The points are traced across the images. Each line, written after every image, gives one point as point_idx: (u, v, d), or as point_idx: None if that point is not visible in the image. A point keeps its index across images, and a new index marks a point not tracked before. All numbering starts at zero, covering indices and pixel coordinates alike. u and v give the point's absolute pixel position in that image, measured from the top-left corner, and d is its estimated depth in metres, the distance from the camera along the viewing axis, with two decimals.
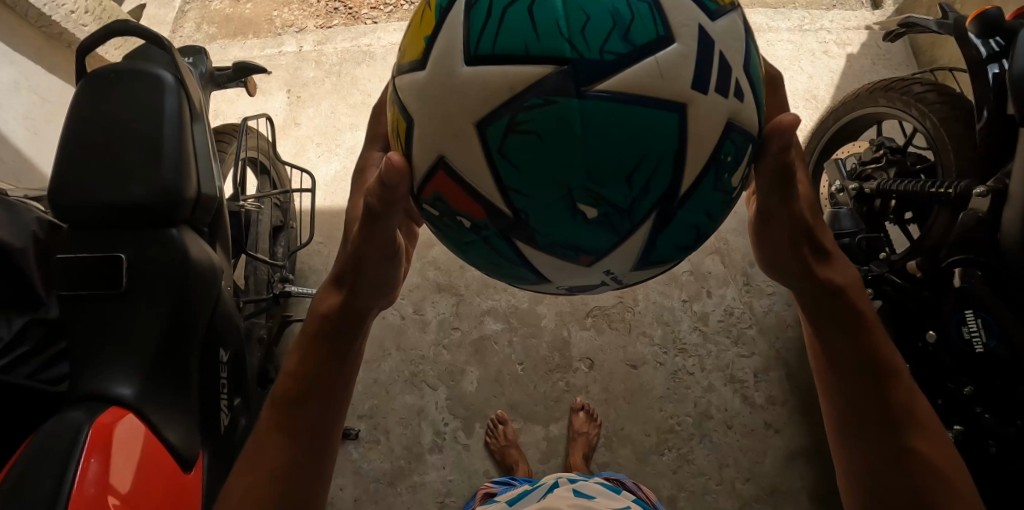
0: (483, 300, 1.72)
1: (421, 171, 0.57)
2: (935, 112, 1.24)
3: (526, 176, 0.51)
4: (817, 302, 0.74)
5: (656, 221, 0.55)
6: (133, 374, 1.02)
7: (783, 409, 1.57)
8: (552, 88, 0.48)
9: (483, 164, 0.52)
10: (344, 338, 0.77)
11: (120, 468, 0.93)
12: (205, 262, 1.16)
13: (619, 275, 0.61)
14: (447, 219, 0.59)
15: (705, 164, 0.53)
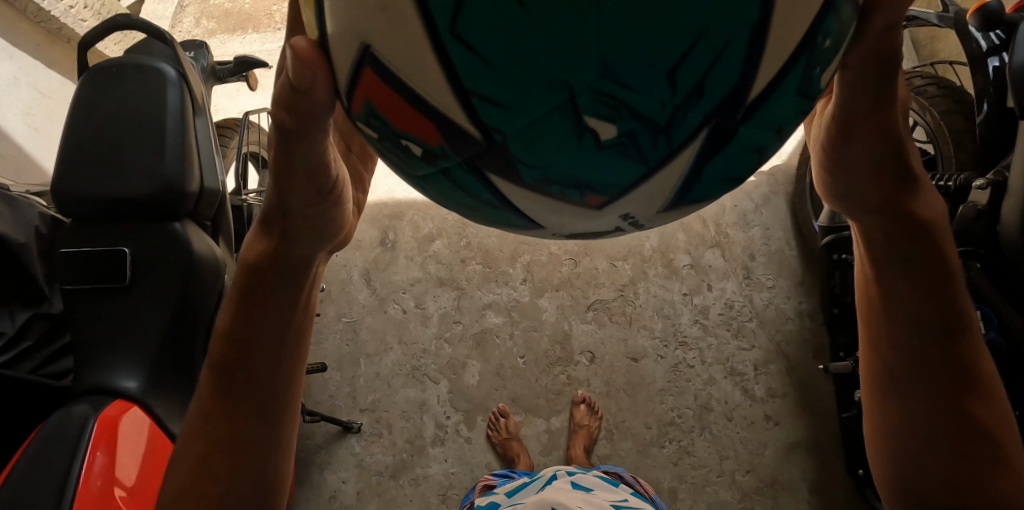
0: (484, 294, 1.71)
1: (340, 68, 0.35)
2: (936, 105, 1.25)
3: (493, 66, 0.28)
4: (888, 242, 0.60)
5: (710, 140, 0.32)
6: (138, 368, 1.05)
7: (782, 402, 1.58)
8: None
9: (426, 47, 0.29)
10: (279, 301, 0.60)
11: (124, 461, 0.96)
12: (210, 256, 1.15)
13: (640, 220, 0.38)
14: (387, 143, 0.36)
15: (795, 46, 0.30)
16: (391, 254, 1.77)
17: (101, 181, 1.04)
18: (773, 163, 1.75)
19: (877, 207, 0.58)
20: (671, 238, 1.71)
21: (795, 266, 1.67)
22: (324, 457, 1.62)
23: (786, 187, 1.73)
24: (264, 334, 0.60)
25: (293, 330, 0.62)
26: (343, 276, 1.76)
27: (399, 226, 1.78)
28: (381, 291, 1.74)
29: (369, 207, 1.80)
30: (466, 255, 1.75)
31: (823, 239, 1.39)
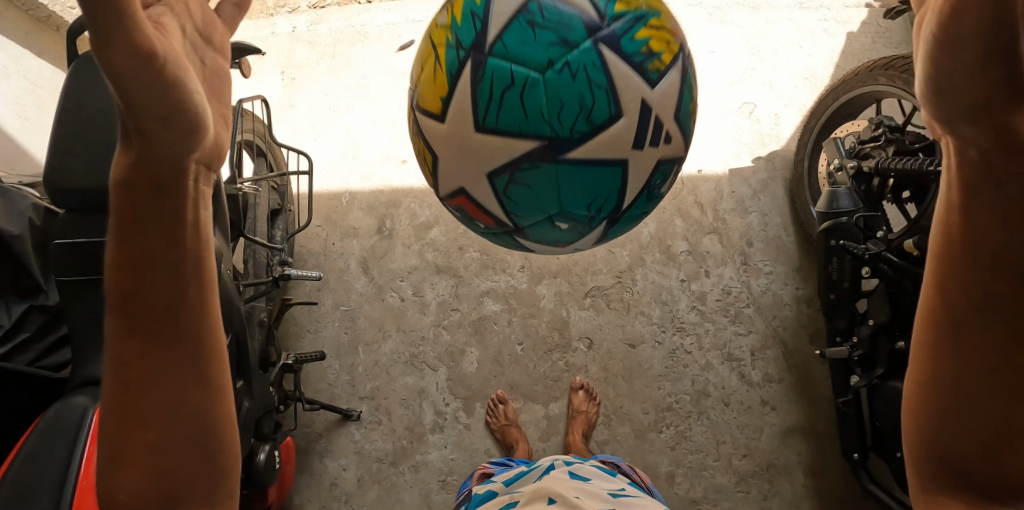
0: (482, 281, 1.71)
1: (447, 192, 0.77)
2: None
3: (520, 208, 0.72)
4: (983, 162, 0.56)
5: (606, 224, 0.76)
6: None
7: (779, 387, 1.59)
8: (537, 157, 0.67)
9: (493, 197, 0.72)
10: (158, 211, 0.60)
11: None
12: None
13: (582, 247, 0.82)
14: (466, 219, 0.80)
15: (641, 188, 0.73)
16: (389, 242, 1.76)
17: (97, 171, 1.03)
18: (770, 148, 1.74)
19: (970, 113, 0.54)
20: (669, 225, 1.70)
21: (792, 252, 1.67)
22: (324, 444, 1.64)
23: (784, 173, 1.72)
24: (157, 252, 0.60)
25: (187, 245, 0.62)
26: (340, 265, 1.76)
27: (396, 214, 1.77)
28: (379, 279, 1.74)
29: (366, 195, 1.80)
30: (463, 243, 1.74)
31: (821, 226, 1.38)
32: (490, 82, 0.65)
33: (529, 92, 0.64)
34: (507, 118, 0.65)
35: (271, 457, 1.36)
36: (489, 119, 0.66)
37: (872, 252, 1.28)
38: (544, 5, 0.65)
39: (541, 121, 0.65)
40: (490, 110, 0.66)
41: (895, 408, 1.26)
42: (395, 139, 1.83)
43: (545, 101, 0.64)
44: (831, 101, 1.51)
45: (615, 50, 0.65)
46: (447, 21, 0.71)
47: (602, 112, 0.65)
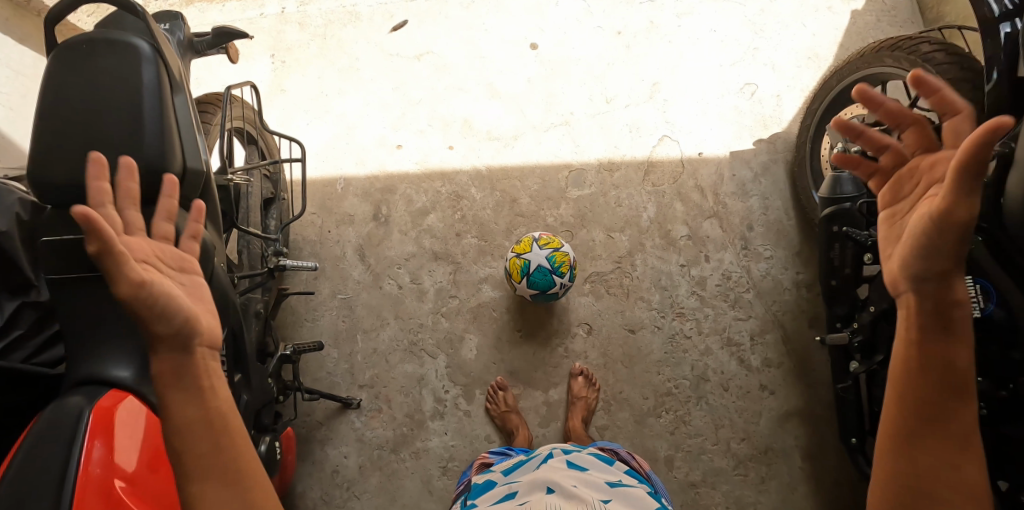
0: (480, 267, 1.69)
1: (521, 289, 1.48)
2: (943, 72, 1.21)
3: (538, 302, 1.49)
4: (922, 311, 0.63)
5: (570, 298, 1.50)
6: (131, 356, 1.03)
7: (778, 372, 1.60)
8: (540, 296, 1.45)
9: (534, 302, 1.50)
10: (190, 384, 0.70)
11: (123, 444, 0.95)
12: (198, 240, 1.11)
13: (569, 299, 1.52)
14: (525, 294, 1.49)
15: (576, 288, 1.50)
16: (385, 229, 1.74)
17: (77, 165, 0.99)
18: (772, 130, 1.71)
19: (937, 278, 0.61)
20: (668, 209, 1.68)
21: (792, 236, 1.65)
22: (325, 432, 1.64)
23: (786, 155, 1.70)
24: (188, 404, 0.69)
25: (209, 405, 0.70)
26: (336, 253, 1.74)
27: (392, 200, 1.75)
28: (376, 267, 1.72)
29: (360, 181, 1.77)
30: (461, 228, 1.72)
31: (822, 212, 1.37)
32: (528, 275, 1.44)
33: (539, 281, 1.43)
34: (533, 287, 1.45)
35: (271, 448, 1.36)
36: (531, 287, 1.45)
37: (875, 238, 1.27)
38: (538, 272, 1.42)
39: (544, 287, 1.44)
40: (531, 283, 1.44)
41: None
42: (389, 123, 1.80)
43: (542, 281, 1.44)
44: (835, 82, 1.49)
45: (554, 281, 1.43)
46: (517, 269, 1.44)
47: (550, 283, 1.43)
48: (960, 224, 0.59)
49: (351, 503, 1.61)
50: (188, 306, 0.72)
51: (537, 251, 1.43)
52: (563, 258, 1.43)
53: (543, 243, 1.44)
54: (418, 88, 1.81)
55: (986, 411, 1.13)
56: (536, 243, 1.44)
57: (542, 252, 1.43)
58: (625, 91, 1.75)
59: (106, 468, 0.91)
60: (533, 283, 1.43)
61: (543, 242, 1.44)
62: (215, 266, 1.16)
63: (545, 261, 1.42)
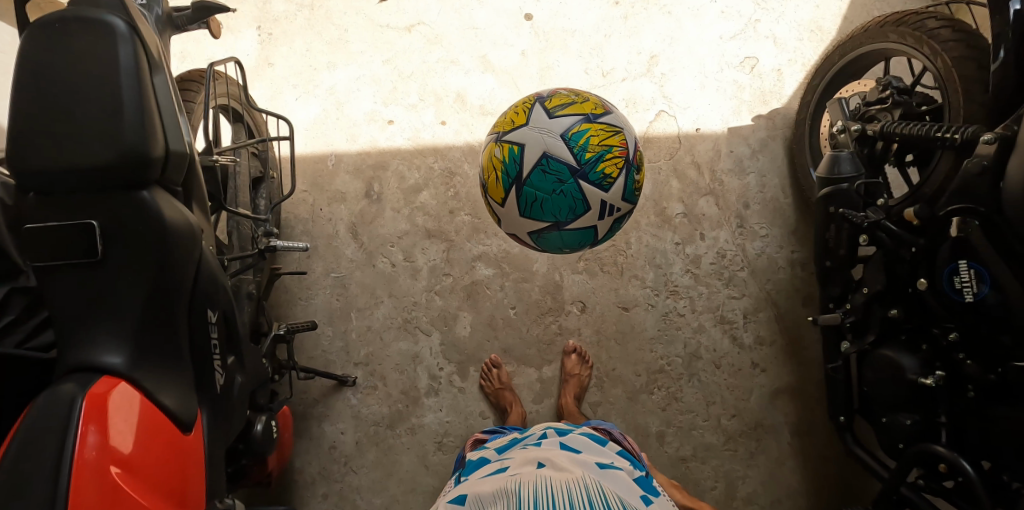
0: (474, 245, 1.67)
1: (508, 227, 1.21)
2: (947, 50, 1.19)
3: (548, 237, 1.17)
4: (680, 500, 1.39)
5: (603, 227, 1.17)
6: (122, 342, 1.01)
7: (769, 350, 1.61)
8: (555, 223, 1.13)
9: (535, 242, 1.20)
10: None
11: (120, 427, 0.95)
12: (182, 224, 1.09)
13: (600, 236, 1.20)
14: (534, 238, 1.19)
15: (616, 216, 1.17)
16: (377, 207, 1.72)
17: (58, 151, 0.96)
18: (772, 106, 1.67)
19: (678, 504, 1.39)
20: (664, 186, 1.66)
21: (788, 214, 1.64)
22: (322, 409, 1.67)
23: (784, 132, 1.67)
24: None
25: None
26: (329, 231, 1.72)
27: (384, 177, 1.72)
28: (369, 245, 1.70)
29: (352, 157, 1.74)
30: (454, 206, 1.70)
31: (819, 192, 1.35)
32: (530, 191, 1.11)
33: (549, 198, 1.10)
34: (541, 209, 1.12)
35: (268, 427, 1.38)
36: (532, 212, 1.13)
37: (871, 220, 1.26)
38: (551, 162, 1.08)
39: (558, 211, 1.11)
40: (533, 205, 1.12)
41: (884, 375, 1.28)
42: (380, 97, 1.75)
43: (554, 197, 1.09)
44: (836, 59, 1.46)
45: (579, 176, 1.08)
46: (509, 154, 1.12)
47: (573, 204, 1.10)
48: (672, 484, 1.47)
49: (350, 477, 1.65)
50: None
51: (551, 119, 1.11)
52: (596, 139, 1.09)
53: (561, 107, 1.12)
54: (410, 61, 1.76)
55: (973, 394, 1.16)
56: (543, 105, 1.13)
57: (558, 123, 1.10)
58: (622, 64, 1.71)
59: (103, 451, 0.91)
60: (543, 178, 1.09)
61: (562, 104, 1.13)
62: (203, 250, 1.16)
63: (564, 141, 1.08)
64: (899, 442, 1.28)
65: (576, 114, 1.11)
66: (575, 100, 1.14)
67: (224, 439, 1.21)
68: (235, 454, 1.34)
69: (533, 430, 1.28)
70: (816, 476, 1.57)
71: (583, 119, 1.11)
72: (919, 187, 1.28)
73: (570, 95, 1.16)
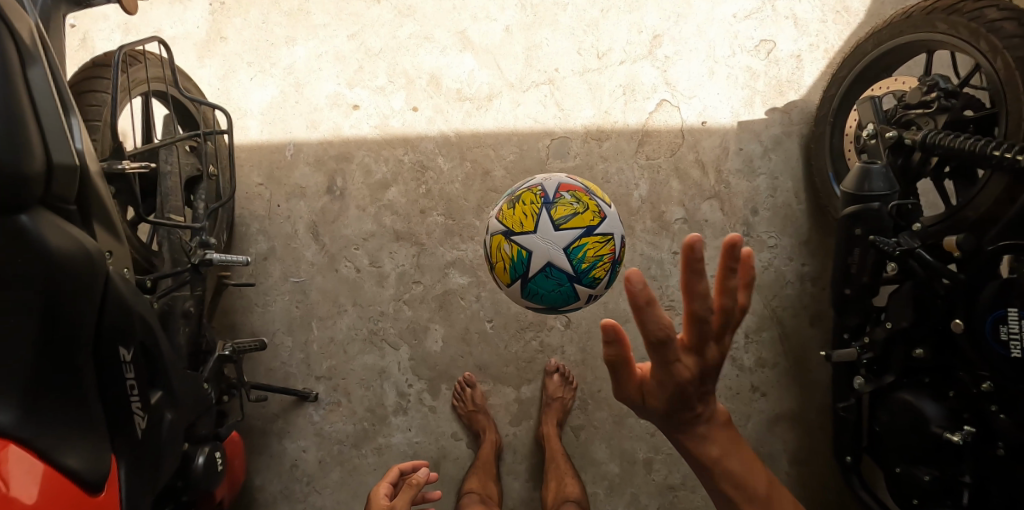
0: (447, 250, 1.50)
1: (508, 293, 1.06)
2: (1010, 48, 0.99)
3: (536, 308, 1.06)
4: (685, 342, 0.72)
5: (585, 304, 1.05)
6: (9, 397, 0.82)
7: (772, 373, 1.46)
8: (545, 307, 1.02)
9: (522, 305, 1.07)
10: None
11: (19, 477, 0.79)
12: (76, 251, 0.90)
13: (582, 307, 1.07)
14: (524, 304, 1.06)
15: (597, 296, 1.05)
16: (341, 204, 1.53)
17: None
18: (788, 97, 1.47)
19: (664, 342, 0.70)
20: (663, 187, 1.47)
21: (801, 222, 1.46)
22: (282, 425, 1.53)
23: (802, 128, 1.47)
24: None
25: None
26: (287, 231, 1.54)
27: (348, 170, 1.53)
28: (331, 248, 1.53)
29: (312, 147, 1.54)
30: (425, 205, 1.51)
31: (843, 209, 1.16)
32: (534, 283, 0.98)
33: (547, 292, 0.98)
34: (536, 295, 1.00)
35: (211, 459, 1.24)
36: (530, 295, 1.00)
37: (904, 248, 1.08)
38: (551, 268, 0.96)
39: (554, 300, 0.99)
40: (531, 293, 1.00)
41: (902, 421, 1.14)
42: (345, 78, 1.55)
43: (550, 290, 0.98)
44: (870, 48, 1.26)
45: (576, 289, 0.98)
46: (512, 255, 0.99)
47: (563, 298, 0.99)
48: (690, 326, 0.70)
49: (313, 498, 1.53)
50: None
51: (551, 235, 0.96)
52: (595, 252, 0.97)
53: (562, 221, 0.96)
54: (378, 36, 1.55)
55: (1003, 451, 1.02)
56: (544, 211, 0.97)
57: (559, 239, 0.96)
58: (620, 44, 1.49)
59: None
60: (541, 290, 0.98)
61: (565, 219, 0.97)
62: (110, 273, 0.97)
63: (565, 257, 0.96)
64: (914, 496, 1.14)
65: (572, 224, 0.97)
66: (578, 211, 0.98)
67: (149, 490, 1.06)
68: (173, 492, 1.20)
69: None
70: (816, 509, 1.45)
71: (582, 233, 0.97)
72: (958, 209, 1.11)
73: (572, 195, 0.99)
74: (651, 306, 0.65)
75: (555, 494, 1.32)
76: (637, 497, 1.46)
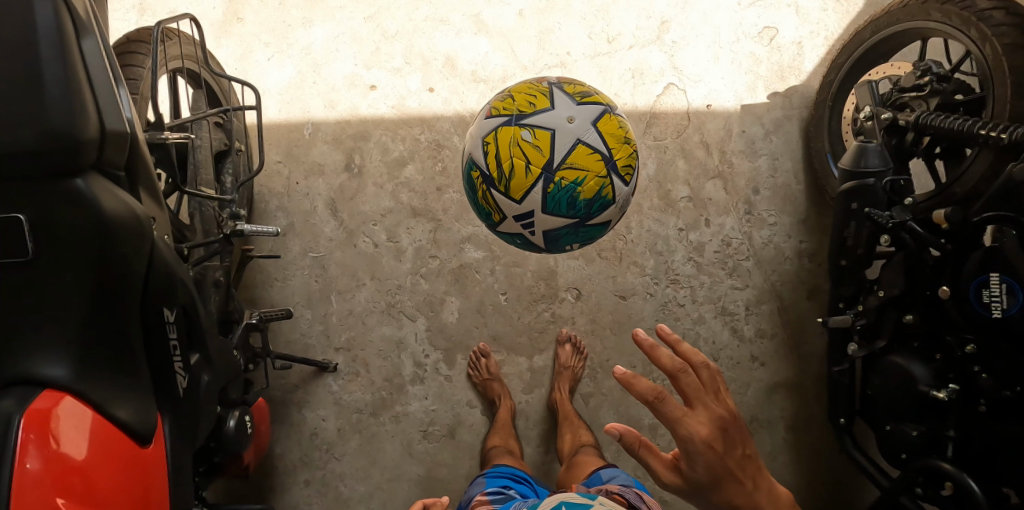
0: (462, 226, 1.56)
1: (481, 164, 1.01)
2: (998, 35, 1.07)
3: (510, 152, 0.97)
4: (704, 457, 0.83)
5: (560, 149, 0.95)
6: (65, 351, 0.89)
7: (770, 343, 1.55)
8: (497, 124, 1.00)
9: (506, 130, 0.98)
10: None
11: (69, 436, 0.84)
12: (127, 214, 0.95)
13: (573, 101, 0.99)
14: (499, 171, 0.98)
15: (568, 143, 0.95)
16: (358, 181, 1.58)
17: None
18: (789, 82, 1.55)
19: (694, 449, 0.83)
20: (670, 167, 1.54)
21: (800, 201, 1.55)
22: (301, 395, 1.59)
23: (801, 111, 1.55)
24: None
25: None
26: (306, 207, 1.59)
27: (366, 148, 1.58)
28: (349, 223, 1.58)
29: (331, 126, 1.59)
30: (442, 182, 1.57)
31: (841, 185, 1.25)
32: (513, 144, 0.97)
33: (520, 139, 0.96)
34: (512, 117, 0.99)
35: (242, 423, 1.30)
36: (508, 126, 0.98)
37: (897, 221, 1.17)
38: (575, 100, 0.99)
39: (517, 120, 0.97)
40: (507, 132, 0.98)
41: (893, 383, 1.23)
42: (362, 59, 1.59)
43: (524, 151, 0.96)
44: (868, 35, 1.34)
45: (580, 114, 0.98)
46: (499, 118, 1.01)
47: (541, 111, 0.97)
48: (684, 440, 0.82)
49: (333, 464, 1.59)
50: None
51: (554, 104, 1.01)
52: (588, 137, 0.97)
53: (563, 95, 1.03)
54: (395, 18, 1.59)
55: (984, 408, 1.11)
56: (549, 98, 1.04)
57: (573, 108, 0.99)
58: (629, 29, 1.55)
59: (49, 464, 0.81)
60: (528, 108, 0.98)
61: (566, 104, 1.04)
62: (155, 241, 1.02)
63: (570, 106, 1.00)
64: (902, 452, 1.24)
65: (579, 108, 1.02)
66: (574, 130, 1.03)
67: (190, 444, 1.12)
68: (207, 452, 1.27)
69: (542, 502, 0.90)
70: (811, 470, 1.55)
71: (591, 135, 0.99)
72: (948, 186, 1.19)
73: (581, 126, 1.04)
74: (663, 402, 0.81)
75: (570, 445, 1.41)
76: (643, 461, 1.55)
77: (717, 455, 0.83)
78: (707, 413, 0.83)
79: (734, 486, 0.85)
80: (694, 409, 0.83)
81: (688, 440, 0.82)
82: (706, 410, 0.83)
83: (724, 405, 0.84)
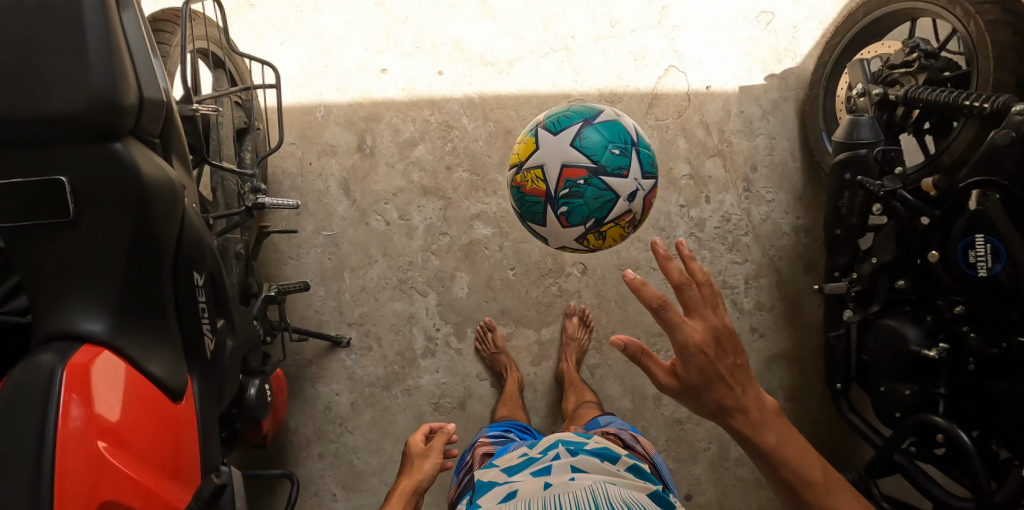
0: (472, 204, 1.61)
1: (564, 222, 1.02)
2: (981, 13, 1.14)
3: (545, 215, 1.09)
4: (705, 377, 0.87)
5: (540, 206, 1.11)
6: (102, 308, 0.92)
7: (769, 315, 1.61)
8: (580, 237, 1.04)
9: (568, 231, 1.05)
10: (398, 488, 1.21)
11: (104, 397, 0.86)
12: (162, 179, 0.99)
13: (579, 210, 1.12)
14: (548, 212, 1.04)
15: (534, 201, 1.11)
16: (370, 161, 1.63)
17: (9, 92, 0.83)
18: (785, 65, 1.61)
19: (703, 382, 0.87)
20: (671, 145, 1.60)
21: (796, 179, 1.61)
22: (315, 370, 1.63)
23: (797, 92, 1.62)
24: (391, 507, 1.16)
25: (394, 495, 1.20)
26: (319, 187, 1.63)
27: (377, 129, 1.63)
28: (362, 202, 1.63)
29: (343, 108, 1.64)
30: (451, 161, 1.62)
31: (835, 157, 1.32)
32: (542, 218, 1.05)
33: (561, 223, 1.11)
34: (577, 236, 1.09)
35: (262, 391, 1.35)
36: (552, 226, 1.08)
37: (887, 189, 1.23)
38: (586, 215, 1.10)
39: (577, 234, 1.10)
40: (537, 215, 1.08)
41: (887, 346, 1.29)
42: (373, 44, 1.64)
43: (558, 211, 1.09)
44: (859, 17, 1.41)
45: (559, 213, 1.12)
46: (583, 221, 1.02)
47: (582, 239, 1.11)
48: (699, 341, 0.85)
49: (346, 438, 1.63)
50: (410, 476, 1.22)
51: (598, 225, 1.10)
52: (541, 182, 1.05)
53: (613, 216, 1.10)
54: (404, 4, 1.64)
55: (973, 366, 1.18)
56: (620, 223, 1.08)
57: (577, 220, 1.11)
58: (631, 14, 1.61)
59: (90, 419, 0.83)
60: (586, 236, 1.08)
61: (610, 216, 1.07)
62: (185, 206, 1.07)
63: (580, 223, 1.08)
64: (896, 411, 1.30)
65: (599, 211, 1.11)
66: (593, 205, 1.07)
67: (216, 406, 1.16)
68: (229, 419, 1.31)
69: (541, 442, 1.04)
70: (809, 438, 1.61)
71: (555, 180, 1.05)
72: (936, 157, 1.26)
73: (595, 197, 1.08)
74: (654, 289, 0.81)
75: (575, 405, 1.47)
76: (648, 430, 1.60)
77: (710, 363, 0.86)
78: (704, 324, 0.85)
79: (722, 390, 0.87)
80: (691, 318, 0.86)
81: (679, 339, 0.85)
82: (704, 324, 0.85)
83: (722, 319, 0.86)
